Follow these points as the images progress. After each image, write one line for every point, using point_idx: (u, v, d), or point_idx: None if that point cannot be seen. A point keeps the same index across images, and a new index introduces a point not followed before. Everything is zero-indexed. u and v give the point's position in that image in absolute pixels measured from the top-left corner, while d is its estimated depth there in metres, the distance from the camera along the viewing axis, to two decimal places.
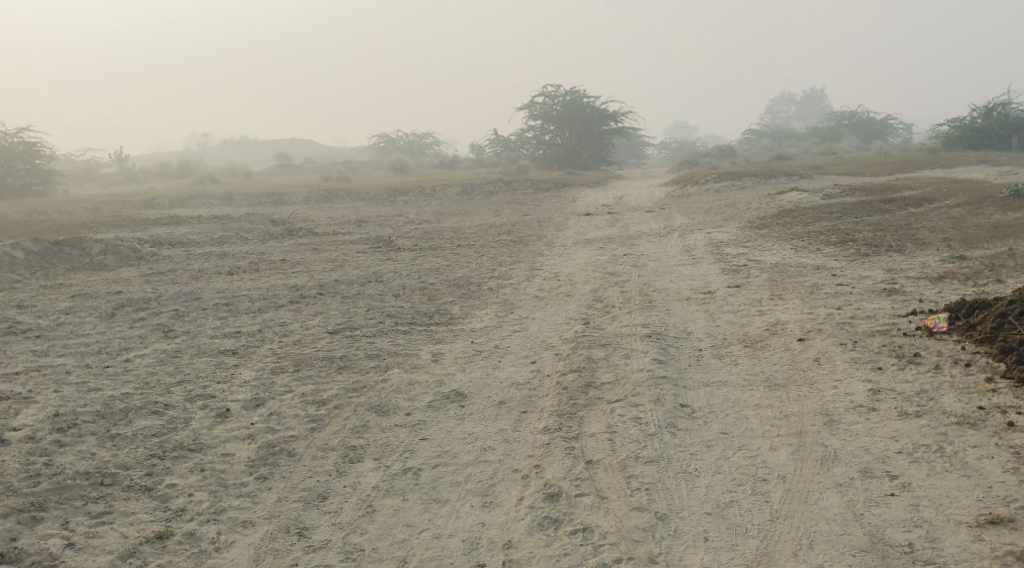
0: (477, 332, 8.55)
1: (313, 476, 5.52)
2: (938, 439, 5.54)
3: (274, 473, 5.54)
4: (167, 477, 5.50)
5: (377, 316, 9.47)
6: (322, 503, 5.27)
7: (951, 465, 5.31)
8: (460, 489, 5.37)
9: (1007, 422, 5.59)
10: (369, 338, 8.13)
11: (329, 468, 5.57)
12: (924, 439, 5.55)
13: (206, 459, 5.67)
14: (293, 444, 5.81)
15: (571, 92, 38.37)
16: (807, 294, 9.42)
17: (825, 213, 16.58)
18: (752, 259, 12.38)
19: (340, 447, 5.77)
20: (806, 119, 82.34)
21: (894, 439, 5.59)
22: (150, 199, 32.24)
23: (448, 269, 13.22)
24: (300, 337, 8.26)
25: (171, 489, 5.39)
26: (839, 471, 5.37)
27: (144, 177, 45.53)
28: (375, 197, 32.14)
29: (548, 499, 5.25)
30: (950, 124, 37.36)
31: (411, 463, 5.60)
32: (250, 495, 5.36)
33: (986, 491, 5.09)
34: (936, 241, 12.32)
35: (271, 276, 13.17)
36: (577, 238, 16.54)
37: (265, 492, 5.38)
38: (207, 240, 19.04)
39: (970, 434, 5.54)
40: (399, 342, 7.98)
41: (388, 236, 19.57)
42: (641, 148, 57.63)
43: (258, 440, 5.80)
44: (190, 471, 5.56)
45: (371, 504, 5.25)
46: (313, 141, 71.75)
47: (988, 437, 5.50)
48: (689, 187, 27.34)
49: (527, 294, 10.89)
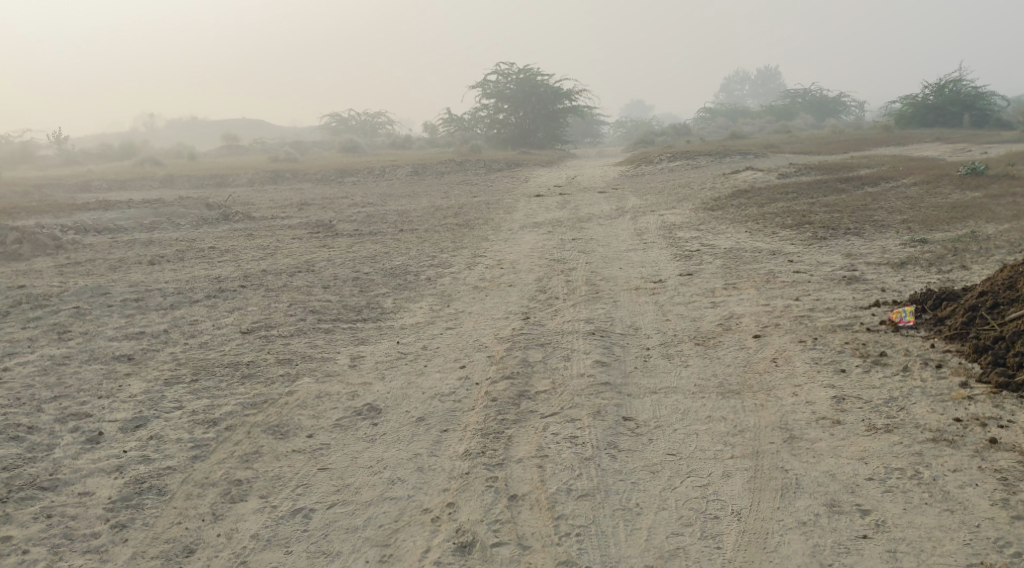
0: (407, 330, 7.83)
1: (181, 523, 4.89)
2: (913, 462, 4.96)
3: (134, 520, 4.90)
4: (3, 528, 4.82)
5: (300, 311, 8.69)
6: (186, 560, 4.66)
7: (930, 497, 4.73)
8: (356, 537, 4.74)
9: (989, 439, 5.04)
10: (285, 339, 7.39)
11: (203, 512, 4.94)
12: (897, 462, 4.97)
13: (58, 502, 5.01)
14: (167, 479, 5.19)
15: (524, 70, 37.41)
16: (763, 282, 8.84)
17: (781, 194, 16.04)
18: (705, 243, 11.80)
19: (222, 482, 5.16)
20: (760, 97, 82.34)
21: (863, 462, 5.00)
22: (87, 182, 30.88)
23: (386, 256, 12.44)
24: (209, 339, 7.47)
25: (4, 545, 4.72)
26: (802, 506, 4.77)
27: (83, 159, 43.81)
28: (323, 178, 31.10)
29: (459, 551, 4.62)
30: (903, 101, 37.31)
31: (302, 502, 4.98)
32: (98, 550, 4.71)
33: (973, 533, 4.51)
34: (895, 223, 11.82)
35: (195, 266, 12.27)
36: (527, 222, 15.83)
37: (119, 546, 4.74)
38: (135, 227, 17.98)
39: (948, 455, 4.97)
40: (318, 343, 7.24)
41: (330, 220, 18.66)
42: (596, 127, 56.96)
43: (126, 475, 5.17)
44: (33, 519, 4.89)
45: (245, 561, 4.63)
46: (263, 122, 69.96)
47: (970, 459, 4.93)
48: (644, 167, 26.75)
49: (467, 285, 10.17)
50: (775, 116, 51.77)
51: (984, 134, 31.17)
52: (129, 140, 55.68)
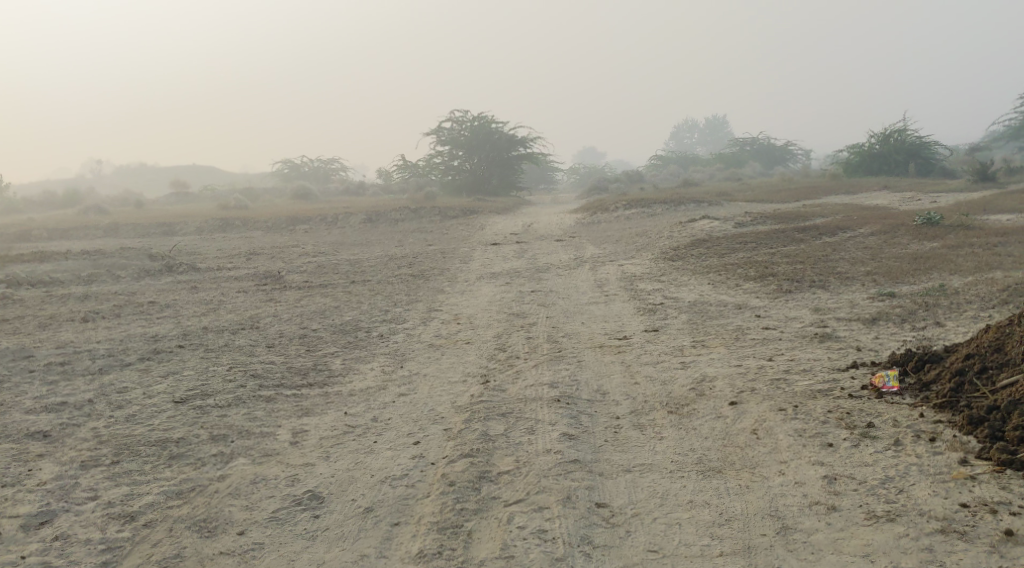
0: (357, 396, 7.26)
1: None
2: (924, 561, 4.58)
3: None
4: None
5: (240, 376, 8.08)
6: None
7: None
8: None
9: (1004, 529, 4.69)
10: (221, 411, 6.78)
11: None
12: (906, 560, 4.59)
13: None
14: None
15: (479, 117, 37.31)
16: (733, 340, 8.42)
17: (739, 244, 15.82)
18: (668, 296, 11.41)
19: None
20: (709, 145, 83.54)
21: (869, 561, 4.61)
22: (27, 231, 29.85)
23: (336, 310, 11.86)
24: (138, 411, 6.84)
25: None
26: None
27: (25, 207, 42.58)
28: (274, 226, 30.42)
29: None
30: (850, 150, 37.84)
31: None
32: None
33: None
34: (859, 275, 11.58)
35: (131, 324, 11.59)
36: (482, 272, 15.37)
37: None
38: (72, 279, 17.19)
39: (962, 551, 4.59)
40: (257, 415, 6.63)
41: (278, 271, 18.03)
42: (550, 174, 57.07)
43: None
44: None
45: None
46: (214, 169, 69.05)
47: (986, 555, 4.57)
48: (600, 214, 26.55)
49: (421, 342, 9.63)
50: (726, 164, 52.35)
51: (930, 183, 31.61)
52: (74, 187, 54.45)
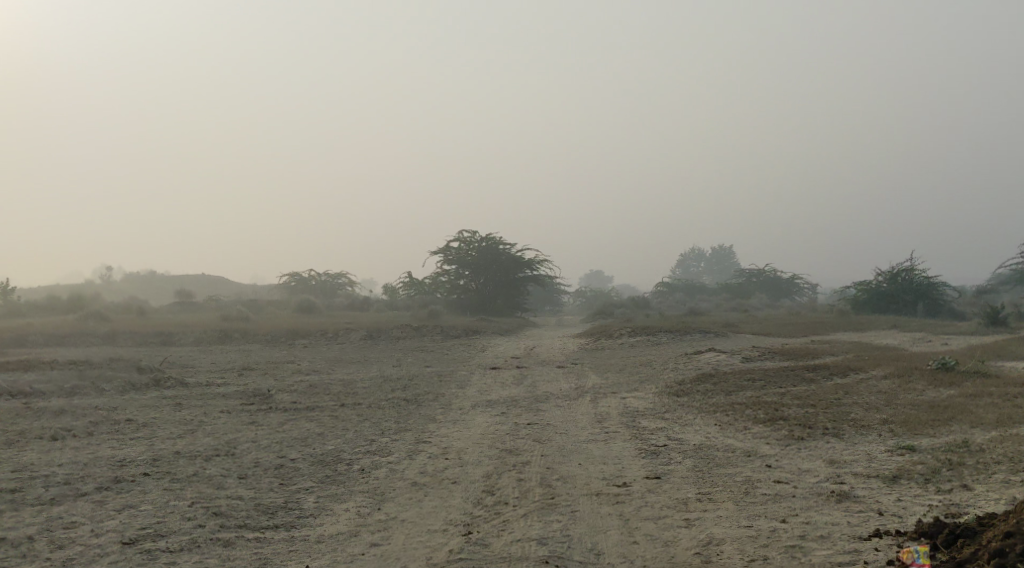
0: (325, 549, 6.58)
1: None
2: None
3: None
4: None
5: (202, 512, 7.40)
6: None
7: None
8: None
9: None
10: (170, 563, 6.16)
11: None
12: None
13: None
14: None
15: (487, 239, 37.30)
16: (742, 493, 7.74)
17: (747, 381, 15.20)
18: (672, 436, 10.74)
19: None
20: (715, 274, 83.68)
21: None
22: (22, 335, 29.42)
23: (318, 438, 11.20)
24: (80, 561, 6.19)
25: None
26: None
27: (27, 310, 42.31)
28: (272, 340, 29.93)
29: None
30: (857, 287, 37.54)
31: None
32: None
33: None
34: (874, 424, 10.90)
35: (100, 445, 10.94)
36: (478, 400, 14.71)
37: None
38: (54, 390, 16.58)
39: None
40: None
41: (268, 390, 17.40)
42: (556, 296, 56.91)
43: None
44: None
45: None
46: (221, 280, 69.06)
47: None
48: (604, 340, 26.03)
49: (404, 478, 8.95)
50: (732, 294, 52.13)
51: (940, 324, 31.13)
52: (80, 292, 54.35)
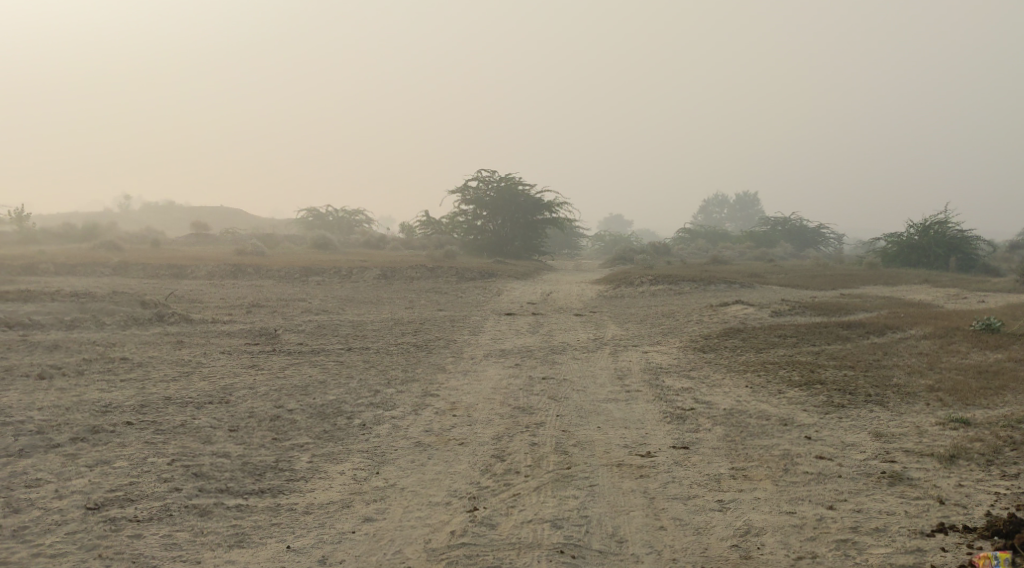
0: (311, 536, 5.85)
1: None
2: None
3: None
4: None
5: (181, 472, 6.72)
6: None
7: None
8: None
9: None
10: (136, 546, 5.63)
11: None
12: None
13: None
14: None
15: (506, 179, 36.24)
16: (780, 471, 6.97)
17: (778, 337, 14.34)
18: (699, 398, 9.93)
19: None
20: (738, 221, 82.28)
21: None
22: (33, 263, 28.91)
23: (320, 386, 10.47)
24: (32, 545, 5.56)
25: None
26: None
27: (43, 238, 41.86)
28: (285, 275, 29.29)
29: None
30: (887, 238, 36.39)
31: None
32: None
33: None
34: (920, 392, 10.02)
35: (87, 387, 10.26)
36: (492, 349, 13.92)
37: None
38: (53, 323, 15.97)
39: None
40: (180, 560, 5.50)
41: (274, 329, 16.70)
42: (575, 238, 55.96)
43: None
44: None
45: None
46: (240, 214, 68.44)
47: None
48: (624, 288, 25.18)
49: (407, 438, 8.18)
50: (755, 243, 50.97)
51: (973, 279, 30.06)
52: (97, 221, 53.88)
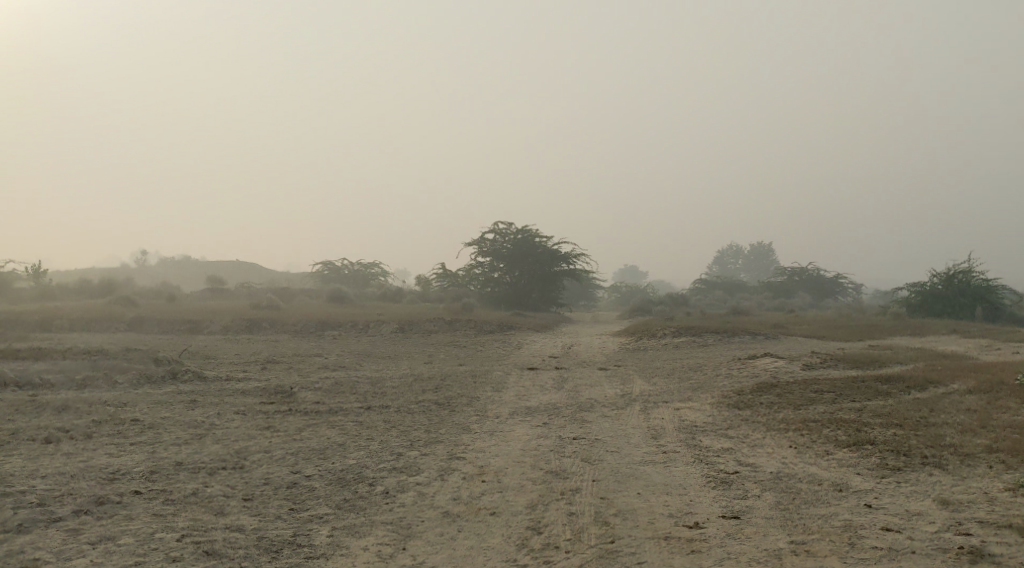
0: None
1: None
2: None
3: None
4: None
5: (191, 551, 6.18)
6: None
7: None
8: None
9: None
10: None
11: None
12: None
13: None
14: None
15: (523, 231, 35.94)
16: (845, 549, 6.36)
17: (815, 392, 13.72)
18: (743, 460, 9.33)
19: None
20: (754, 272, 81.65)
21: None
22: (48, 320, 28.62)
23: (339, 450, 9.91)
24: None
25: None
26: None
27: (59, 294, 41.72)
28: (301, 330, 28.87)
29: None
30: (910, 288, 35.72)
31: None
32: None
33: None
34: (979, 452, 9.37)
35: (95, 452, 9.75)
36: (516, 407, 13.32)
37: None
38: (64, 383, 15.51)
39: None
40: None
41: (290, 387, 16.19)
42: (590, 290, 55.47)
43: None
44: None
45: None
46: (256, 268, 68.39)
47: None
48: (646, 340, 24.61)
49: (434, 507, 7.61)
50: (774, 293, 50.31)
51: (1002, 330, 29.34)
52: (114, 276, 53.81)
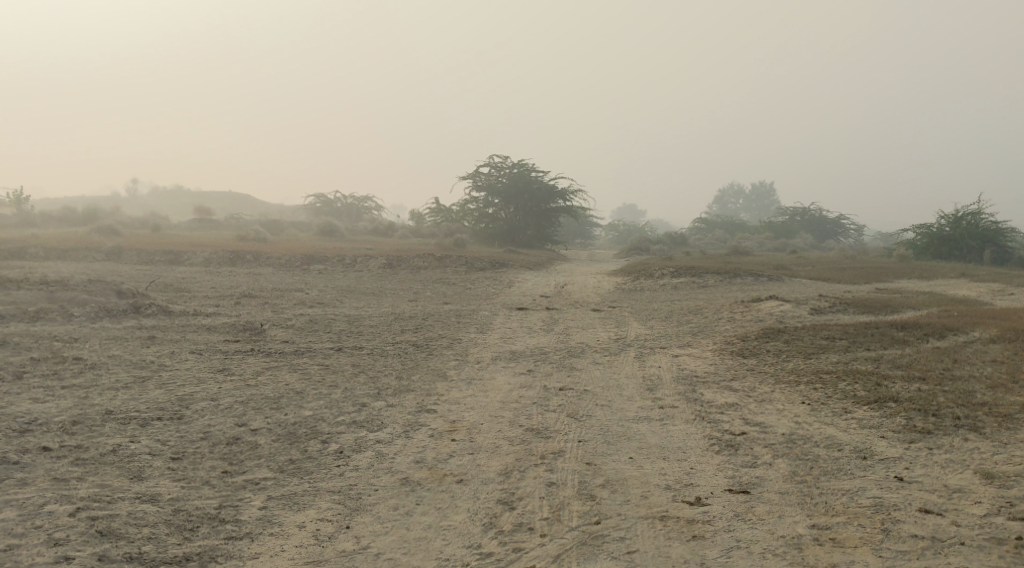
0: None
1: None
2: None
3: None
4: None
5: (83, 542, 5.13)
6: None
7: None
8: None
9: None
10: None
11: None
12: None
13: None
14: None
15: (519, 164, 34.40)
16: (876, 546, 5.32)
17: (826, 340, 12.58)
18: (750, 418, 8.20)
19: None
20: (754, 213, 80.15)
21: None
22: (21, 247, 27.35)
23: (295, 399, 8.77)
24: None
25: None
26: None
27: (42, 222, 40.34)
28: (285, 263, 27.67)
29: None
30: (916, 230, 34.38)
31: None
32: None
33: None
34: (1017, 413, 8.26)
35: (18, 397, 8.62)
36: (501, 351, 12.18)
37: None
38: (15, 316, 14.36)
39: None
40: None
41: (260, 324, 15.04)
42: (588, 228, 54.13)
43: None
44: None
45: None
46: (249, 200, 66.87)
47: None
48: (643, 280, 23.45)
49: (392, 472, 6.49)
50: (774, 234, 49.00)
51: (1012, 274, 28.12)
52: (100, 205, 52.31)
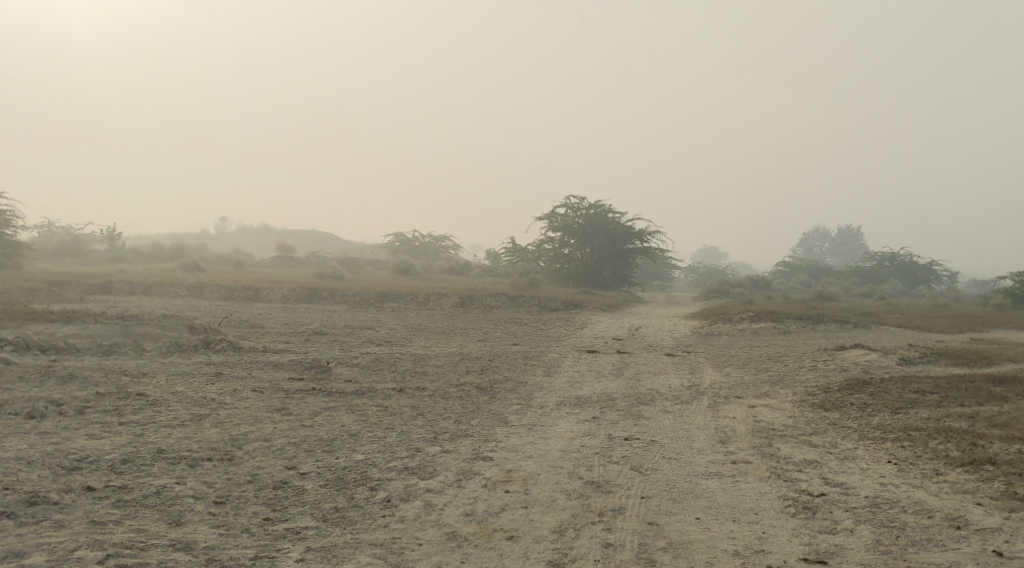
0: None
1: None
2: None
3: None
4: None
5: None
6: None
7: None
8: None
9: None
10: None
11: None
12: None
13: None
14: None
15: (595, 205, 34.05)
16: None
17: (915, 394, 11.78)
18: (830, 477, 7.59)
19: None
20: (841, 257, 77.93)
21: None
22: (108, 281, 28.11)
23: (348, 442, 8.49)
24: None
25: None
26: None
27: (132, 257, 41.60)
28: (359, 301, 27.80)
29: None
30: (1015, 278, 32.69)
31: None
32: None
33: None
34: None
35: (74, 432, 8.56)
36: (566, 396, 11.73)
37: None
38: (89, 349, 14.54)
39: None
40: None
41: (326, 362, 14.92)
42: (666, 270, 53.32)
43: None
44: None
45: None
46: (331, 238, 68.06)
47: None
48: (720, 324, 22.73)
49: (440, 525, 6.13)
50: (861, 279, 47.38)
51: None
52: (188, 241, 53.82)
